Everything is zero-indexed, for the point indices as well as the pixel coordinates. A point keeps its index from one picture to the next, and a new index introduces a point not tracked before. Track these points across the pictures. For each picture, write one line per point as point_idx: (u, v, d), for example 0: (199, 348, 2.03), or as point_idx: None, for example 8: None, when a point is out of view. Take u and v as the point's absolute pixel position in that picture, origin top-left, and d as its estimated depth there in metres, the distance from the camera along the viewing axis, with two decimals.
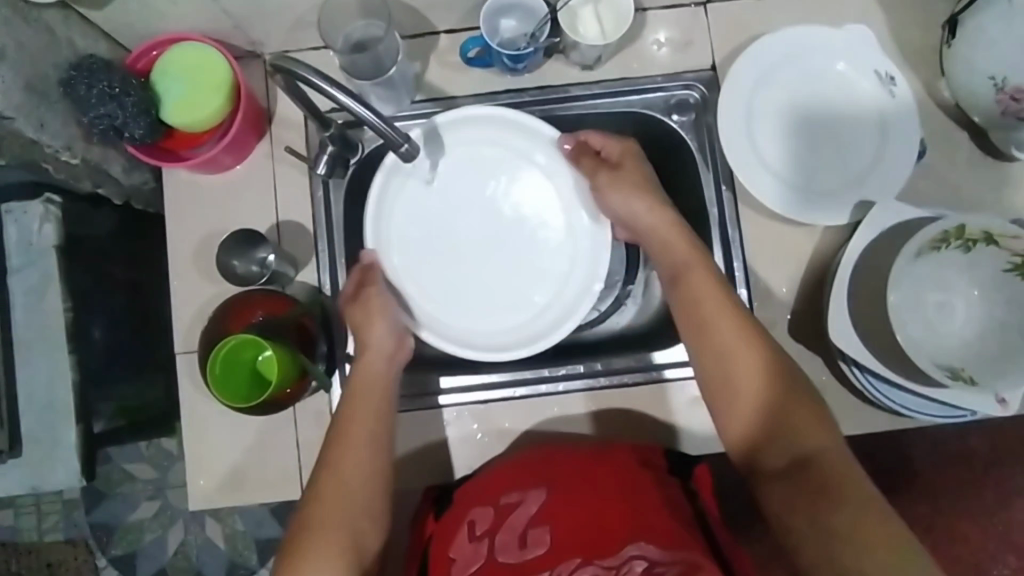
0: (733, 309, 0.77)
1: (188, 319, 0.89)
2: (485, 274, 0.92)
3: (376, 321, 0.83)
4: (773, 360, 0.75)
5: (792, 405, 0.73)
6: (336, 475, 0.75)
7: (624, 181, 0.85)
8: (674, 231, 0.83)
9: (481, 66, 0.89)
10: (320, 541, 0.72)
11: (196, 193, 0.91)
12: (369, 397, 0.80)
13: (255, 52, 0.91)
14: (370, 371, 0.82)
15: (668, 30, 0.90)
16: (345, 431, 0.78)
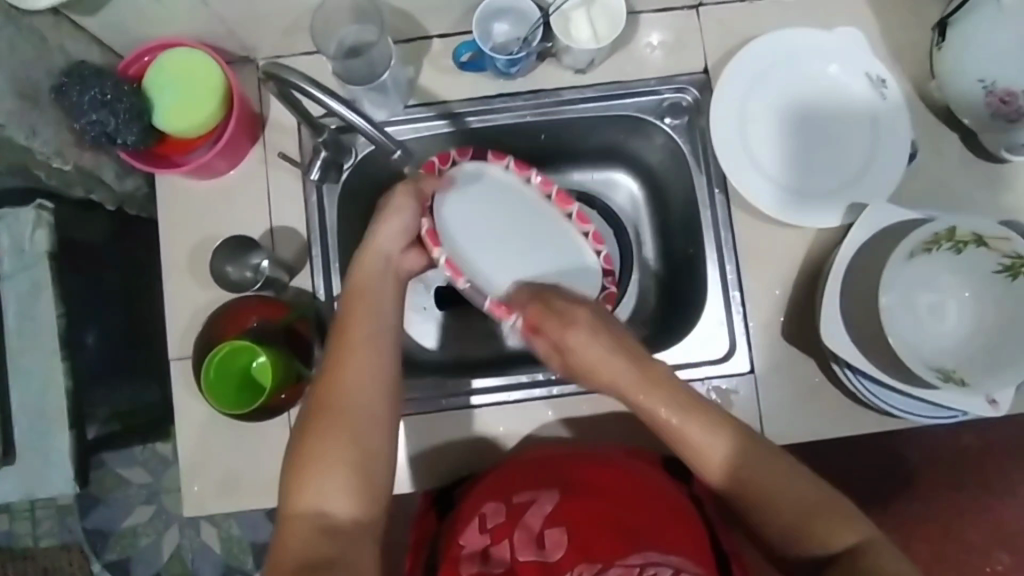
0: (708, 422, 0.68)
1: (182, 325, 0.89)
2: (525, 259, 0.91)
3: (401, 211, 0.77)
4: (753, 447, 0.68)
5: (803, 504, 0.67)
6: (335, 376, 0.71)
7: (596, 349, 0.71)
8: (640, 371, 0.70)
9: (474, 70, 0.89)
10: (324, 446, 0.68)
11: (189, 199, 0.91)
12: (370, 300, 0.75)
13: (248, 57, 0.91)
14: (372, 269, 0.76)
15: (660, 33, 0.90)
16: (349, 326, 0.73)
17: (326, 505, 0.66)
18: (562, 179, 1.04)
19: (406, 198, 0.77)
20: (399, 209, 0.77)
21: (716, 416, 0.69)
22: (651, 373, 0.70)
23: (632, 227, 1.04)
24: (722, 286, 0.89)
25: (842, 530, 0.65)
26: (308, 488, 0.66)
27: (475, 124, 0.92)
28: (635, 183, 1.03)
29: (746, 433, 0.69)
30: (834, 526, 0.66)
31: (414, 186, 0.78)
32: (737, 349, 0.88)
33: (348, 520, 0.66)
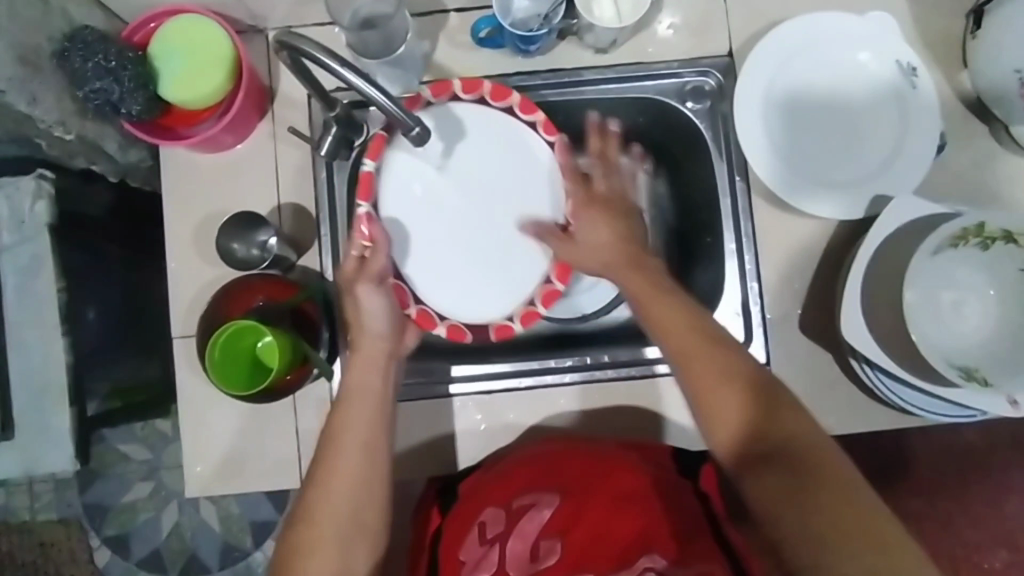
0: (665, 288, 0.68)
1: (186, 303, 0.87)
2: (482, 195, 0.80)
3: (368, 306, 0.71)
4: (746, 383, 0.64)
5: (765, 397, 0.64)
6: (328, 462, 0.69)
7: (602, 220, 0.70)
8: (627, 253, 0.69)
9: (493, 47, 0.86)
10: (320, 529, 0.67)
11: (195, 172, 0.88)
12: (360, 397, 0.71)
13: (258, 27, 0.88)
14: (368, 358, 0.72)
15: (684, 13, 0.87)
16: (338, 426, 0.70)
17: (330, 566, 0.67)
18: None
19: (367, 287, 0.71)
20: (365, 297, 0.71)
21: (692, 304, 0.68)
22: (640, 256, 0.70)
23: (647, 214, 1.01)
24: (740, 277, 0.87)
25: (791, 423, 0.62)
26: (307, 561, 0.66)
27: None
28: (653, 168, 1.00)
29: (719, 332, 0.67)
30: (786, 416, 0.63)
31: (365, 277, 0.71)
32: (752, 341, 0.86)
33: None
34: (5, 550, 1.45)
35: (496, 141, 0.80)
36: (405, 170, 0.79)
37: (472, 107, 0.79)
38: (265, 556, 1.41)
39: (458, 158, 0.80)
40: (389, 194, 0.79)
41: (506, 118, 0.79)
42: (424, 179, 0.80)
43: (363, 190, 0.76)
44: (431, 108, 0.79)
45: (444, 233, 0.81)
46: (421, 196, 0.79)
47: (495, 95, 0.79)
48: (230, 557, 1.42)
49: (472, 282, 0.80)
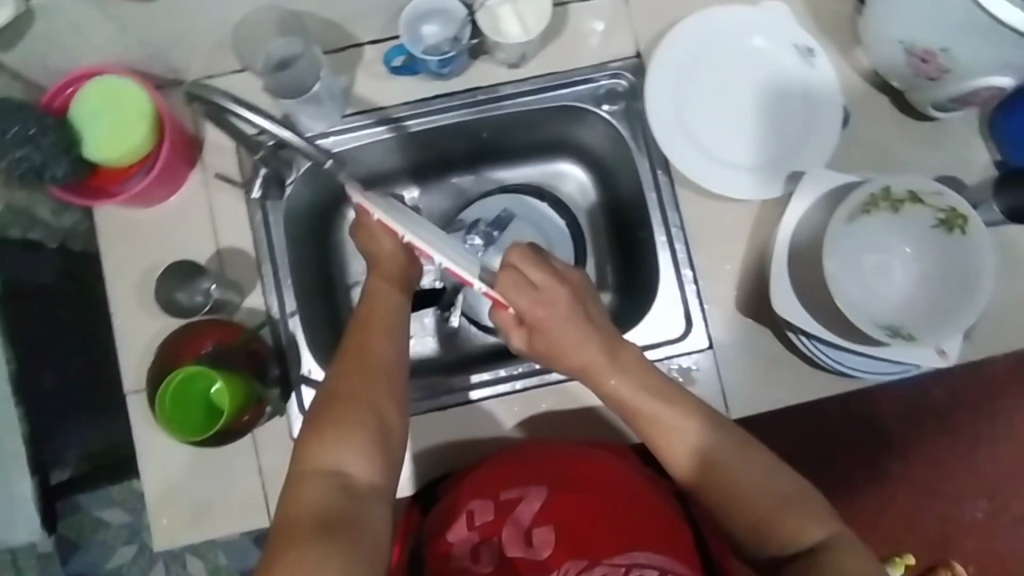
0: (626, 354, 0.73)
1: (135, 357, 0.87)
2: None
3: (381, 238, 0.78)
4: (701, 443, 0.70)
5: (730, 451, 0.70)
6: (351, 371, 0.70)
7: (542, 306, 0.71)
8: (604, 339, 0.72)
9: (409, 74, 0.89)
10: (344, 416, 0.68)
11: (130, 227, 0.89)
12: (378, 317, 0.74)
13: (178, 79, 0.89)
14: (381, 285, 0.77)
15: (589, 22, 0.91)
16: (366, 320, 0.74)
17: (344, 466, 0.66)
18: (509, 174, 1.04)
19: (383, 229, 0.78)
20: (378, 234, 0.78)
21: (651, 369, 0.74)
22: (609, 339, 0.73)
23: (582, 216, 1.04)
24: (672, 266, 0.90)
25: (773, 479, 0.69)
26: (326, 453, 0.66)
27: (415, 127, 0.92)
28: (583, 172, 1.03)
29: (674, 388, 0.73)
30: (767, 470, 0.69)
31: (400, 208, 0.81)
32: (694, 327, 0.89)
33: (361, 484, 0.66)
34: None
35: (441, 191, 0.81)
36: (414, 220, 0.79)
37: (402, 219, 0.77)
38: None
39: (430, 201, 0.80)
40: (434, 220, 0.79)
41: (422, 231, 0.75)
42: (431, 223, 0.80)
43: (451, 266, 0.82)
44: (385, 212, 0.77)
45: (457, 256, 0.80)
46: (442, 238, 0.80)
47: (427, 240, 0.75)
48: None
49: None
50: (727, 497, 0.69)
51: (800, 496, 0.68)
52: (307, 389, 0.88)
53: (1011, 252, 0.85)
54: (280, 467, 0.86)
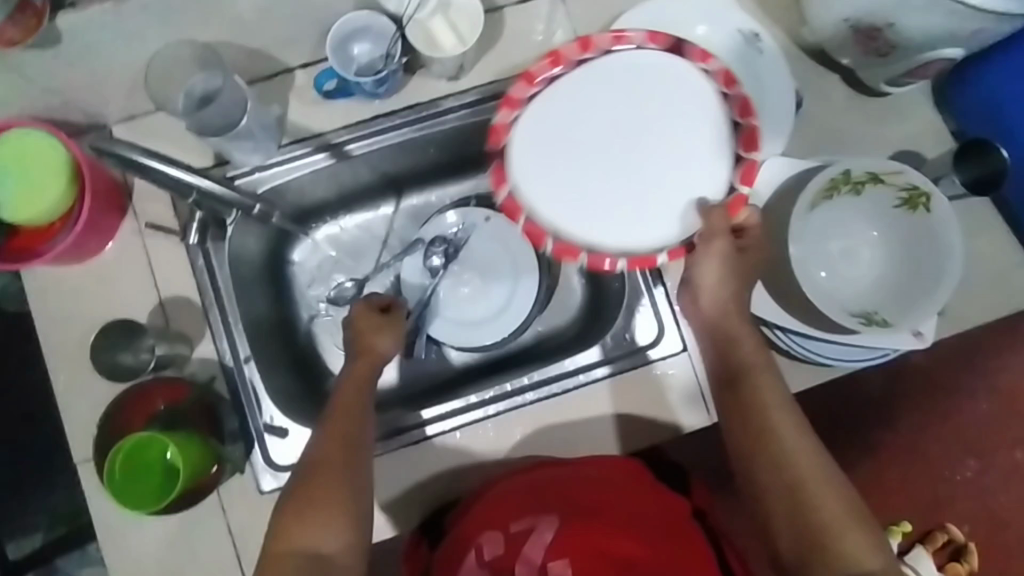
0: (741, 331, 0.74)
1: (83, 423, 0.82)
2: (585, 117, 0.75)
3: (376, 337, 0.77)
4: (786, 425, 0.69)
5: (806, 449, 0.67)
6: (326, 457, 0.67)
7: (721, 268, 0.74)
8: (732, 313, 0.75)
9: (344, 97, 0.85)
10: (321, 493, 0.65)
11: (63, 286, 0.84)
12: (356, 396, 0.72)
13: (98, 124, 0.84)
14: (363, 366, 0.75)
15: (527, 25, 0.87)
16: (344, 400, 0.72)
17: (322, 546, 0.63)
18: (463, 187, 1.00)
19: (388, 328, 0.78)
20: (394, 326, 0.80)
21: (756, 348, 0.74)
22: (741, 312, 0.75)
23: None
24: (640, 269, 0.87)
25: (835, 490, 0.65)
26: (301, 535, 0.63)
27: (357, 151, 0.87)
28: None
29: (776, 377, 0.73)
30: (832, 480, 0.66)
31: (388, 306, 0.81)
32: (667, 330, 0.86)
33: (334, 564, 0.63)
34: None
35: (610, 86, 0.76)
36: (542, 121, 0.75)
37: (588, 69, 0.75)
38: None
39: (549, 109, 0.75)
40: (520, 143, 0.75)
41: (655, 60, 0.75)
42: (571, 119, 0.75)
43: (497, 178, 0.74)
44: (558, 77, 0.75)
45: (568, 151, 0.75)
46: (557, 136, 0.74)
47: (695, 57, 0.74)
48: None
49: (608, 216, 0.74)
50: (788, 487, 0.66)
51: (859, 515, 0.64)
52: (270, 437, 0.83)
53: (979, 223, 0.83)
54: (251, 522, 0.81)
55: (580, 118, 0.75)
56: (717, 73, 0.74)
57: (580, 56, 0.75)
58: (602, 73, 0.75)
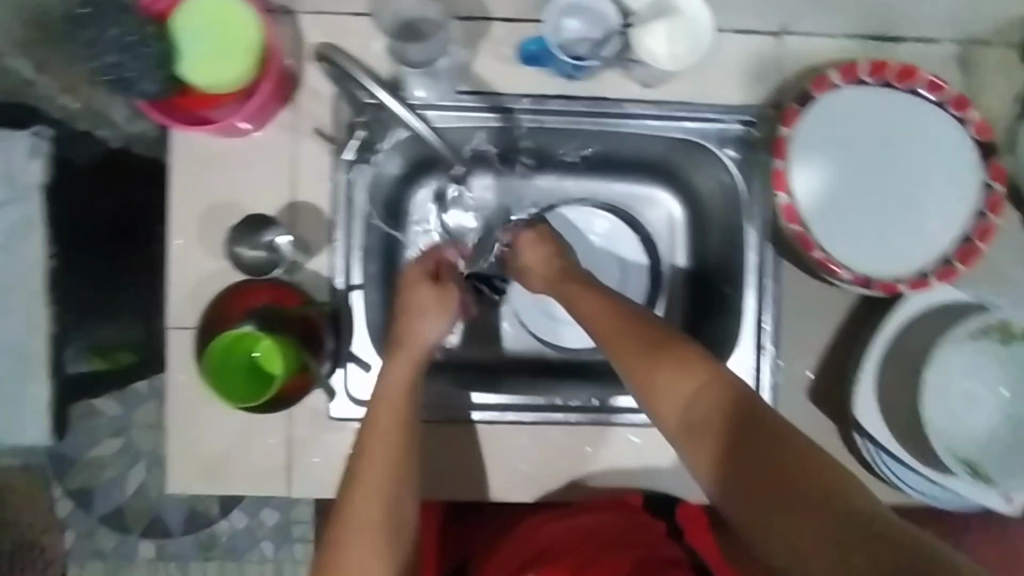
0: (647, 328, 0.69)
1: (186, 293, 0.83)
2: (852, 145, 0.80)
3: (427, 316, 0.78)
4: (736, 437, 0.61)
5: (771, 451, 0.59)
6: (370, 450, 0.68)
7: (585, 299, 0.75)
8: (622, 324, 0.70)
9: (537, 66, 0.82)
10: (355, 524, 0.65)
11: (207, 156, 0.83)
12: (390, 406, 0.71)
13: (289, 9, 0.81)
14: (400, 377, 0.73)
15: (737, 56, 0.83)
16: (376, 409, 0.71)
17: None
18: (601, 186, 0.99)
19: (443, 304, 0.79)
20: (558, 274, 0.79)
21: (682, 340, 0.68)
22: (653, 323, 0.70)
23: (666, 252, 1.00)
24: (755, 335, 0.86)
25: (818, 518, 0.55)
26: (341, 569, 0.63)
27: (525, 122, 0.85)
28: (678, 206, 0.99)
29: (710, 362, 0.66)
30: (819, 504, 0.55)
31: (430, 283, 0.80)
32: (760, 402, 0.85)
33: None
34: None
35: (878, 124, 0.80)
36: (822, 126, 0.80)
37: (873, 92, 0.80)
38: (230, 524, 1.55)
39: (823, 125, 0.80)
40: (800, 149, 0.80)
41: (927, 111, 0.80)
42: (848, 135, 0.80)
43: (791, 216, 0.78)
44: (843, 89, 0.80)
45: (834, 167, 0.80)
46: (825, 153, 0.80)
47: (955, 105, 0.79)
48: (195, 522, 1.55)
49: (871, 236, 0.80)
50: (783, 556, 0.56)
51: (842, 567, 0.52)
52: (354, 367, 0.84)
53: None
54: (312, 439, 0.83)
55: (851, 139, 0.80)
56: (972, 123, 0.79)
57: (863, 77, 0.79)
58: (873, 107, 0.80)
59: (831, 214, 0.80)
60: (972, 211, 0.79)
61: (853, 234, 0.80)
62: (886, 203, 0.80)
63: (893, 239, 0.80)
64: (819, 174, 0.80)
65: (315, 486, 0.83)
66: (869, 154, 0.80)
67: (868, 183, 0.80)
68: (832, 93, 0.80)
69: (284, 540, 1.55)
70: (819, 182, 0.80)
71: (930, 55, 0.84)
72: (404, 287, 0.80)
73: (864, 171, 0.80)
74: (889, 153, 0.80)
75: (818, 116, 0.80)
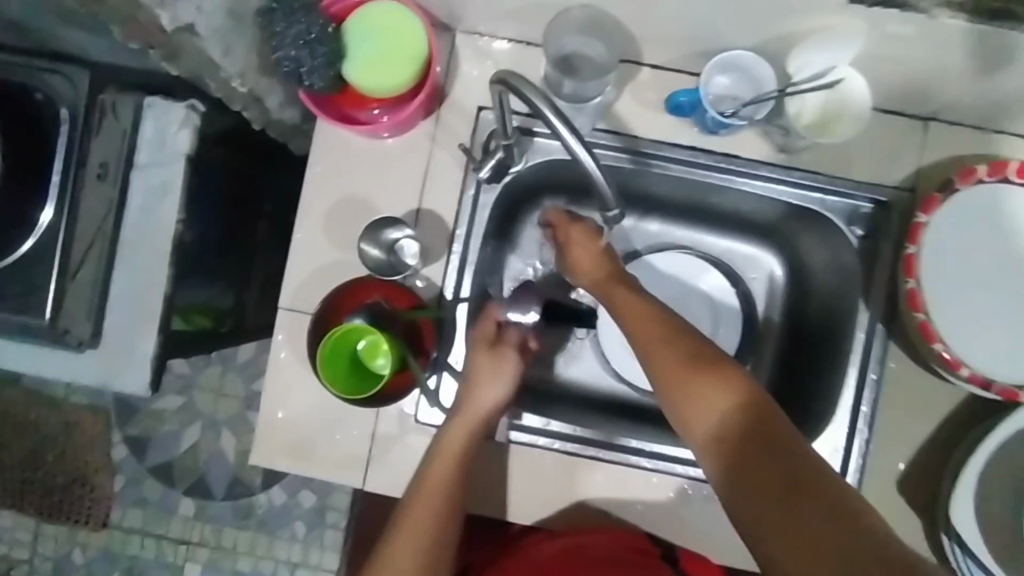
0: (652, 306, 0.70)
1: (303, 277, 0.86)
2: (986, 241, 0.79)
3: (489, 372, 0.80)
4: (729, 410, 0.61)
5: (758, 431, 0.60)
6: (417, 516, 0.74)
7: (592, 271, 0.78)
8: (637, 300, 0.72)
9: (678, 115, 0.84)
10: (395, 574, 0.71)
11: (345, 151, 0.86)
12: (449, 456, 0.76)
13: (449, 26, 0.85)
14: (460, 429, 0.78)
15: (879, 135, 0.83)
16: (434, 459, 0.76)
17: None
18: (705, 240, 1.00)
19: (502, 371, 0.80)
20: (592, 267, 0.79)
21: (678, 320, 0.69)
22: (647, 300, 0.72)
23: (761, 315, 1.00)
24: (851, 416, 0.84)
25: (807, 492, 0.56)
26: None
27: (654, 167, 0.86)
28: (781, 272, 0.99)
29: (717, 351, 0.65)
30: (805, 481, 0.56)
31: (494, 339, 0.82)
32: (844, 484, 0.84)
33: None
34: (60, 424, 1.61)
35: (1017, 223, 0.78)
36: (956, 217, 0.79)
37: (1018, 192, 0.78)
38: (268, 498, 1.58)
39: (958, 216, 0.79)
40: (931, 237, 0.78)
41: None
42: (982, 230, 0.79)
43: (913, 303, 0.77)
44: (988, 184, 0.78)
45: (964, 260, 0.78)
46: (957, 244, 0.78)
47: None
48: (236, 490, 1.59)
49: (994, 337, 0.77)
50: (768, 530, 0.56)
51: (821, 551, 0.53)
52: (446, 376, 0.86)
53: None
54: (395, 440, 0.85)
55: (985, 234, 0.79)
56: None
57: (1009, 176, 0.78)
58: (1013, 206, 0.78)
59: (956, 308, 0.78)
60: None
61: (975, 331, 0.77)
62: (1013, 306, 0.78)
63: (1018, 344, 0.77)
64: (948, 266, 0.78)
65: (387, 486, 0.85)
66: (1002, 252, 0.79)
67: (996, 281, 0.78)
68: (975, 186, 0.78)
69: (318, 523, 1.57)
70: (946, 273, 0.78)
71: None
72: (472, 342, 0.83)
73: (994, 269, 0.78)
74: (1023, 256, 0.78)
75: (953, 207, 0.79)
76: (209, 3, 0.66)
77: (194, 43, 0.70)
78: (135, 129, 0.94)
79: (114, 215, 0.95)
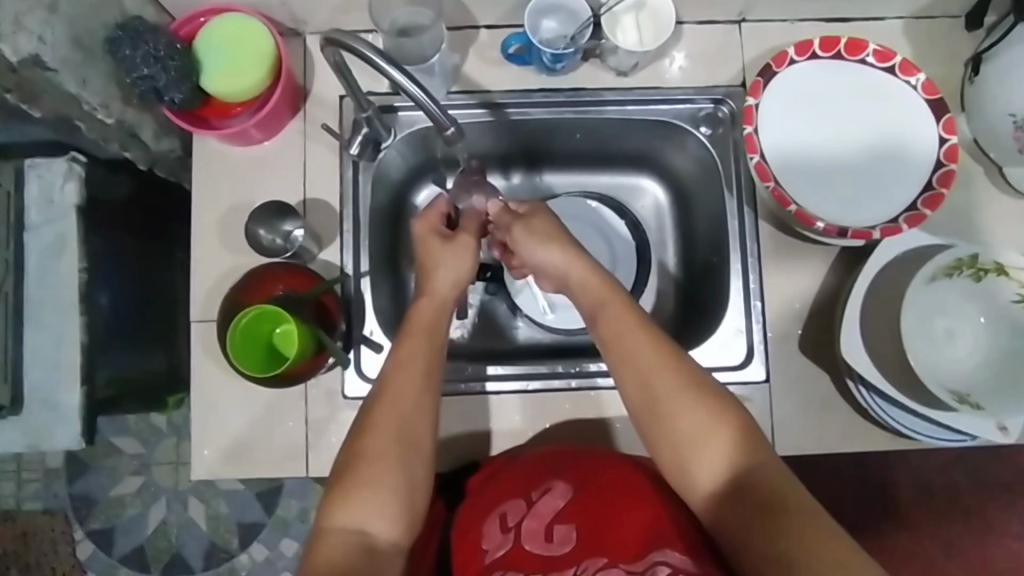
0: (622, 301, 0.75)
1: (208, 288, 0.89)
2: (813, 112, 0.88)
3: (441, 256, 0.80)
4: (692, 393, 0.68)
5: (717, 411, 0.67)
6: (388, 395, 0.71)
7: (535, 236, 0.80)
8: (607, 294, 0.76)
9: (520, 63, 0.91)
10: (370, 461, 0.68)
11: (225, 163, 0.91)
12: (411, 360, 0.73)
13: (297, 30, 0.91)
14: (422, 332, 0.75)
15: (702, 44, 0.92)
16: (397, 367, 0.72)
17: (368, 527, 0.66)
18: (587, 179, 1.06)
19: (463, 254, 0.81)
20: (536, 241, 0.80)
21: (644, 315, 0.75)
22: (618, 297, 0.76)
23: (655, 235, 1.05)
24: (742, 295, 0.91)
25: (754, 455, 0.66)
26: (353, 512, 0.66)
27: (514, 115, 0.93)
28: (661, 190, 1.05)
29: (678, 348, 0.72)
30: (750, 449, 0.66)
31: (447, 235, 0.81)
32: (753, 359, 0.89)
33: (379, 545, 0.65)
34: (15, 536, 1.53)
35: (834, 90, 0.88)
36: (779, 96, 0.88)
37: (828, 63, 0.88)
38: (250, 557, 1.51)
39: (783, 95, 0.88)
40: (763, 117, 0.87)
41: (879, 75, 0.87)
42: (806, 103, 0.88)
43: (761, 175, 0.85)
44: (799, 63, 0.88)
45: (797, 130, 0.88)
46: (787, 118, 0.88)
47: (903, 70, 0.86)
48: (214, 557, 1.52)
49: (833, 191, 0.86)
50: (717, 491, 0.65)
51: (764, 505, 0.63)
52: (365, 349, 0.89)
53: None
54: (328, 420, 0.87)
55: (810, 105, 0.88)
56: (921, 84, 0.86)
57: (816, 51, 0.87)
58: (829, 77, 0.88)
59: (794, 173, 0.87)
60: (934, 162, 0.85)
61: (816, 189, 0.87)
62: (846, 161, 0.87)
63: (855, 192, 0.86)
64: (783, 139, 0.87)
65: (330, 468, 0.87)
66: (829, 117, 0.88)
67: (828, 143, 0.88)
68: (789, 67, 0.88)
69: None
70: (782, 145, 0.87)
71: (877, 30, 0.93)
72: (418, 235, 0.81)
73: (825, 133, 0.88)
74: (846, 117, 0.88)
75: (776, 88, 0.88)
76: (50, 34, 0.71)
77: (47, 78, 0.74)
78: (20, 192, 0.99)
79: (12, 276, 0.99)
